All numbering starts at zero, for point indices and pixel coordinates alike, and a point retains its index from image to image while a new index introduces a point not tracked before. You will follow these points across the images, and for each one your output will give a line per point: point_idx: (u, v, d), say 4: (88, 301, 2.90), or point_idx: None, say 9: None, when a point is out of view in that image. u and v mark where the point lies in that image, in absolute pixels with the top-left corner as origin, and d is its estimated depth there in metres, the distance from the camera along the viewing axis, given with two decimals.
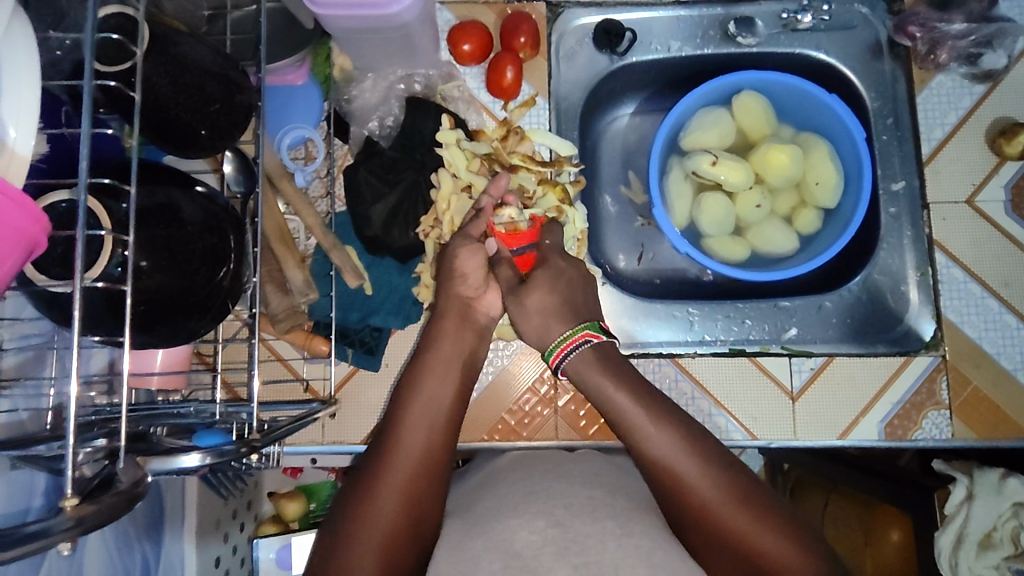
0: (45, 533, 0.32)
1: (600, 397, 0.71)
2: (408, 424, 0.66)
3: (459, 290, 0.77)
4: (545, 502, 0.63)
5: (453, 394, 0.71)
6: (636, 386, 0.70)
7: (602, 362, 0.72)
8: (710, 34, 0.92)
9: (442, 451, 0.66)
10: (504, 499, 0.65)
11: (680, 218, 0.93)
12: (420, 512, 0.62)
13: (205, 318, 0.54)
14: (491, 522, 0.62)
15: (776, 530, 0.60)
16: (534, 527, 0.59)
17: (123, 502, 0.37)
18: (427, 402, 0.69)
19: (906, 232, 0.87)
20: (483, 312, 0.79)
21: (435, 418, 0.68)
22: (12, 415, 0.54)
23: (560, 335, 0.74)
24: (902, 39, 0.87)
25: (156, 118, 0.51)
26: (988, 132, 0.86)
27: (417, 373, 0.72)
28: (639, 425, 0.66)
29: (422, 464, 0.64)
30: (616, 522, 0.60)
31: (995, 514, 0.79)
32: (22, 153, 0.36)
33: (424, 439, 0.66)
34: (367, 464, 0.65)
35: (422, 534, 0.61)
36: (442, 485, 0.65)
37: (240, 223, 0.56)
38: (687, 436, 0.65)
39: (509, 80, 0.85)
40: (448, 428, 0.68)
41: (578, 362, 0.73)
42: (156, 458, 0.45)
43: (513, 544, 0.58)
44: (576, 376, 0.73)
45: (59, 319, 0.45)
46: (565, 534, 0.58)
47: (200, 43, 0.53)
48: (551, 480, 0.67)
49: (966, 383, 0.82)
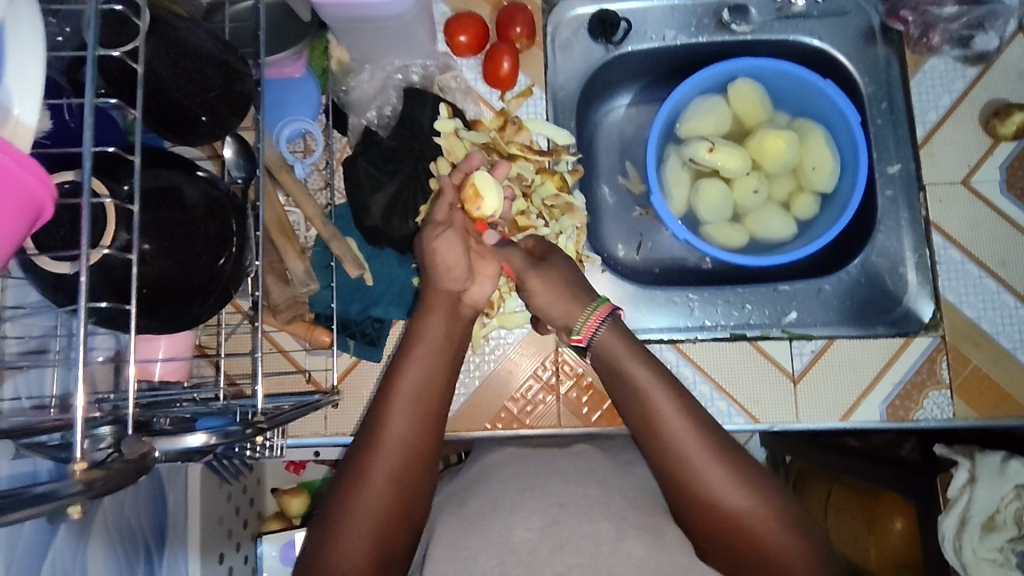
0: (54, 494, 0.32)
1: (619, 374, 0.68)
2: (394, 411, 0.65)
3: (443, 282, 0.74)
4: (540, 501, 0.64)
5: (441, 381, 0.70)
6: (658, 365, 0.68)
7: (626, 338, 0.70)
8: (705, 22, 0.92)
9: (429, 438, 0.65)
10: (498, 495, 0.65)
11: (678, 206, 0.94)
12: (410, 501, 0.62)
13: (208, 302, 0.54)
14: (488, 520, 0.62)
15: (785, 529, 0.59)
16: (530, 526, 0.61)
17: (132, 471, 0.37)
18: (418, 390, 0.67)
19: (903, 215, 0.88)
20: (469, 304, 0.77)
21: (421, 405, 0.66)
22: (16, 403, 0.54)
23: (584, 313, 0.73)
24: (894, 23, 0.88)
25: (156, 102, 0.51)
26: (982, 114, 0.87)
27: (402, 358, 0.70)
28: (659, 404, 0.65)
29: (411, 455, 0.63)
30: (611, 523, 0.61)
31: (997, 497, 0.78)
32: (27, 123, 0.36)
33: (416, 425, 0.65)
34: (354, 450, 0.64)
35: (410, 523, 0.62)
36: (429, 474, 0.64)
37: (242, 210, 0.56)
38: (702, 422, 0.64)
39: (506, 70, 0.86)
40: (437, 416, 0.67)
41: (607, 337, 0.71)
42: (163, 437, 0.45)
43: (510, 539, 0.60)
44: (603, 349, 0.70)
45: (62, 303, 0.45)
46: (559, 532, 0.60)
47: (200, 28, 0.53)
48: (548, 475, 0.68)
49: (966, 362, 0.82)
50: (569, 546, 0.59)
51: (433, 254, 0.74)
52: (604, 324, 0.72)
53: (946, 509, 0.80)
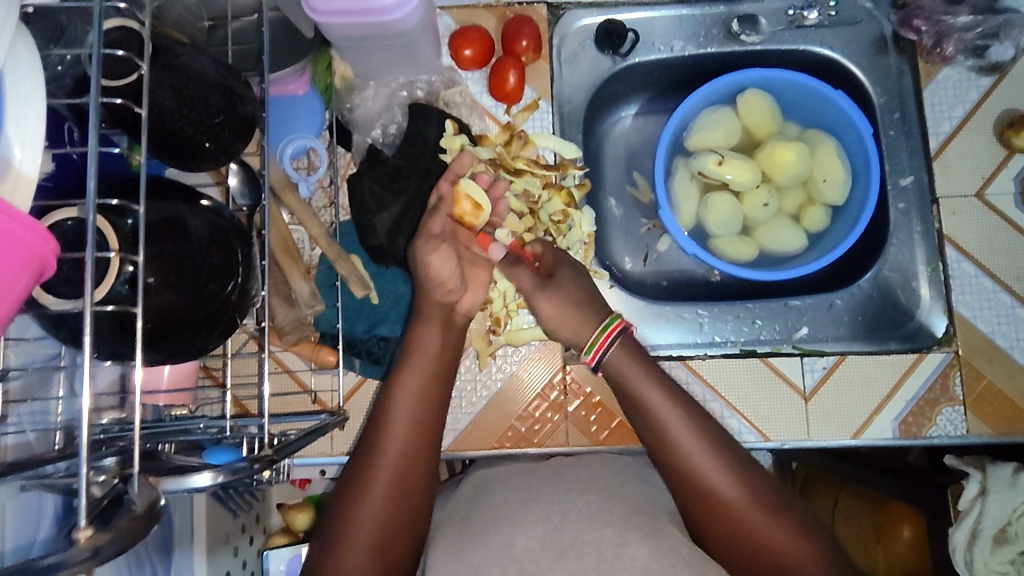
0: (62, 566, 0.33)
1: (629, 389, 0.68)
2: (408, 424, 0.65)
3: (437, 295, 0.74)
4: (543, 509, 0.62)
5: (439, 388, 0.69)
6: (657, 373, 0.69)
7: (633, 353, 0.71)
8: (713, 33, 0.91)
9: (431, 447, 0.65)
10: (502, 507, 0.64)
11: (687, 218, 0.92)
12: (413, 512, 0.61)
13: (214, 333, 0.53)
14: (491, 534, 0.60)
15: (789, 530, 0.59)
16: (532, 533, 0.58)
17: (142, 524, 0.37)
18: (415, 397, 0.66)
19: (916, 228, 0.87)
20: (461, 314, 0.76)
21: (424, 417, 0.66)
22: (20, 437, 0.53)
23: (598, 328, 0.72)
24: (907, 33, 0.87)
25: (160, 134, 0.50)
26: (997, 125, 0.85)
27: (399, 370, 0.69)
28: (662, 411, 0.66)
29: (409, 462, 0.63)
30: (614, 529, 0.59)
31: (1009, 509, 0.78)
32: (28, 175, 0.36)
33: (414, 434, 0.64)
34: (355, 462, 0.64)
35: (415, 530, 0.61)
36: (430, 482, 0.64)
37: (247, 236, 0.55)
38: (707, 432, 0.64)
39: (512, 84, 0.85)
40: (435, 422, 0.66)
41: (615, 357, 0.70)
42: (168, 478, 0.45)
43: (512, 549, 0.57)
44: (614, 368, 0.70)
45: (65, 339, 0.44)
46: (561, 539, 0.57)
47: (201, 54, 0.52)
48: (549, 487, 0.66)
49: (979, 378, 0.81)
50: (572, 553, 0.56)
51: (432, 277, 0.73)
52: (614, 342, 0.71)
53: (957, 521, 0.80)
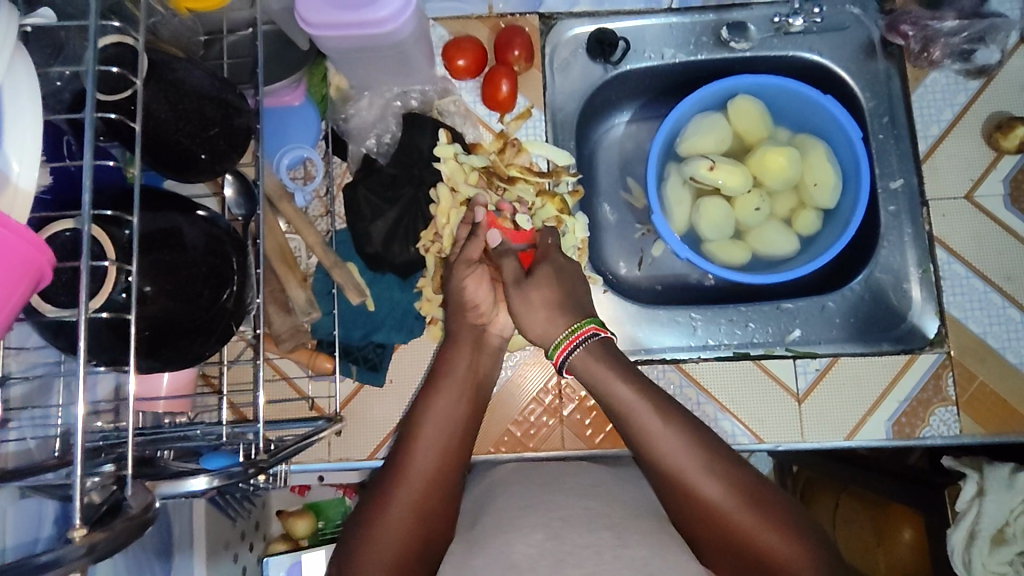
0: (56, 562, 0.33)
1: (605, 393, 0.68)
2: (422, 442, 0.66)
3: (469, 318, 0.77)
4: (540, 516, 0.62)
5: (465, 412, 0.71)
6: (637, 377, 0.69)
7: (606, 355, 0.71)
8: (703, 40, 0.92)
9: (452, 473, 0.66)
10: (500, 514, 0.64)
11: (679, 223, 0.93)
12: (432, 527, 0.62)
13: (211, 340, 0.53)
14: (489, 538, 0.60)
15: (783, 533, 0.59)
16: (531, 539, 0.59)
17: (135, 527, 0.38)
18: (439, 419, 0.68)
19: (906, 230, 0.87)
20: (495, 335, 0.79)
21: (445, 441, 0.67)
22: (21, 444, 0.54)
23: (567, 329, 0.72)
24: (895, 38, 0.88)
25: (156, 147, 0.51)
26: (985, 128, 0.86)
27: (432, 390, 0.71)
28: (641, 412, 0.65)
29: (430, 482, 0.64)
30: (612, 533, 0.60)
31: (1006, 510, 0.78)
32: (26, 187, 0.38)
33: (437, 460, 0.66)
34: (378, 479, 0.65)
35: (431, 552, 0.62)
36: (451, 506, 0.65)
37: (243, 245, 0.56)
38: (686, 427, 0.64)
39: (505, 92, 0.86)
40: (460, 446, 0.68)
41: (582, 358, 0.71)
42: (165, 482, 0.45)
43: (511, 554, 0.58)
44: (584, 371, 0.71)
45: (64, 348, 0.45)
46: (560, 546, 0.58)
47: (197, 68, 0.53)
48: (546, 492, 0.66)
49: (972, 379, 0.81)
50: (569, 559, 0.56)
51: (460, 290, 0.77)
52: (580, 345, 0.71)
53: (955, 522, 0.80)
